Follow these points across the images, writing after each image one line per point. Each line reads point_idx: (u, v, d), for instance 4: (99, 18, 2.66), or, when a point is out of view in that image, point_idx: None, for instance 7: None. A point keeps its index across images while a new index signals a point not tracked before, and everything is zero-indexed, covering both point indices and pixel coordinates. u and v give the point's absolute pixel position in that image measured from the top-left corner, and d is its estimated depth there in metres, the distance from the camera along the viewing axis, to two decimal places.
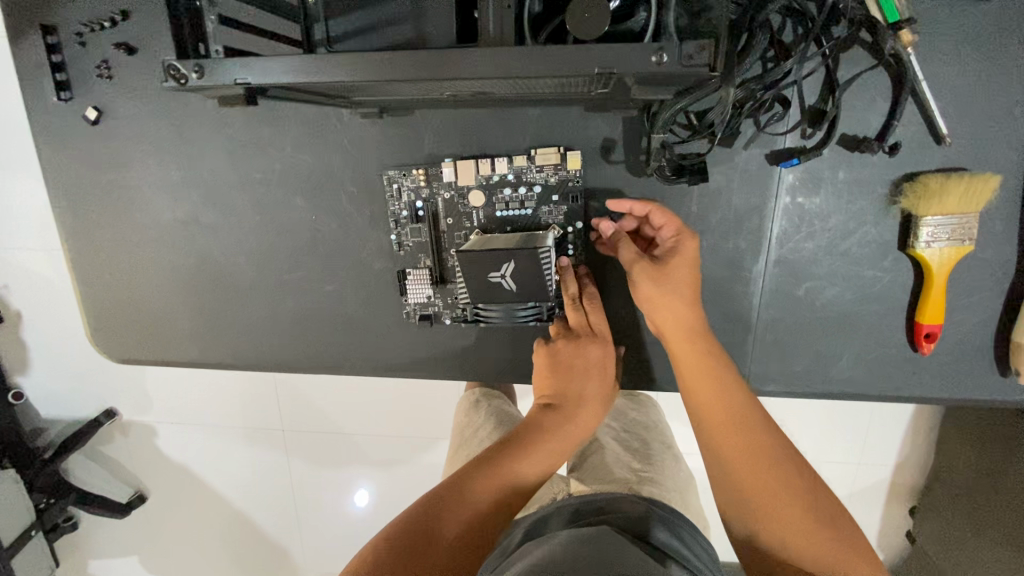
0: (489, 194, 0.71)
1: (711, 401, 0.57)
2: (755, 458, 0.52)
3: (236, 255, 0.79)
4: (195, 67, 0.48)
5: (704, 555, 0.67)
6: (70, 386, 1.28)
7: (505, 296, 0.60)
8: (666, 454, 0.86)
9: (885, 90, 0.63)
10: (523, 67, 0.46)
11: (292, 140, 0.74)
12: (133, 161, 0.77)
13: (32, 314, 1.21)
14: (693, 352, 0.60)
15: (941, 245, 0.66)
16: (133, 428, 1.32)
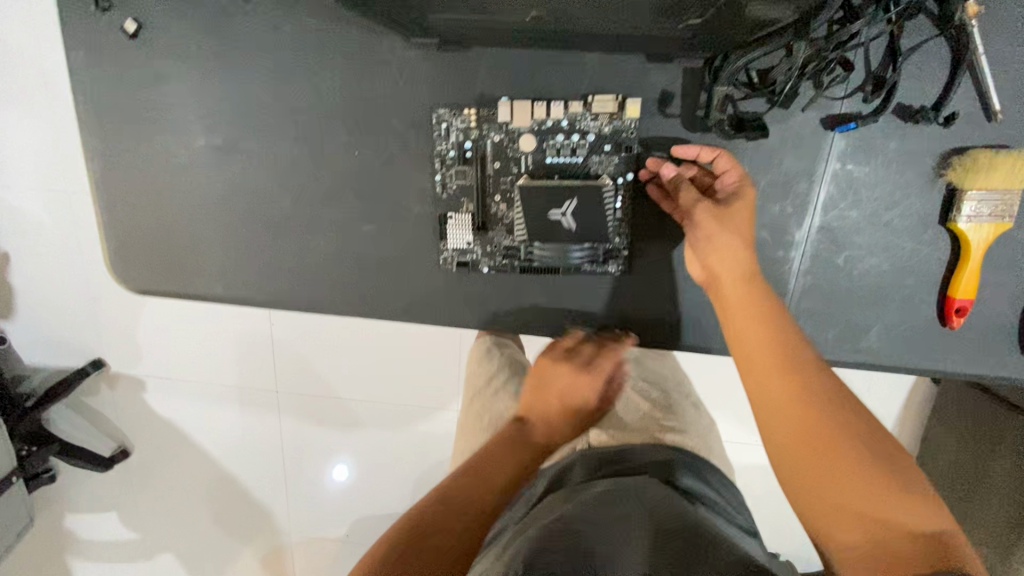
0: (540, 139, 0.70)
1: (759, 343, 0.58)
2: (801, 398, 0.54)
3: (270, 187, 0.77)
4: None
5: (731, 501, 0.68)
6: (60, 331, 1.22)
7: (564, 233, 0.70)
8: (687, 405, 0.83)
9: (945, 62, 0.64)
10: None
11: (340, 70, 0.72)
12: (171, 80, 0.75)
13: (24, 251, 1.15)
14: (742, 296, 0.61)
15: (982, 220, 0.68)
16: (121, 380, 1.27)
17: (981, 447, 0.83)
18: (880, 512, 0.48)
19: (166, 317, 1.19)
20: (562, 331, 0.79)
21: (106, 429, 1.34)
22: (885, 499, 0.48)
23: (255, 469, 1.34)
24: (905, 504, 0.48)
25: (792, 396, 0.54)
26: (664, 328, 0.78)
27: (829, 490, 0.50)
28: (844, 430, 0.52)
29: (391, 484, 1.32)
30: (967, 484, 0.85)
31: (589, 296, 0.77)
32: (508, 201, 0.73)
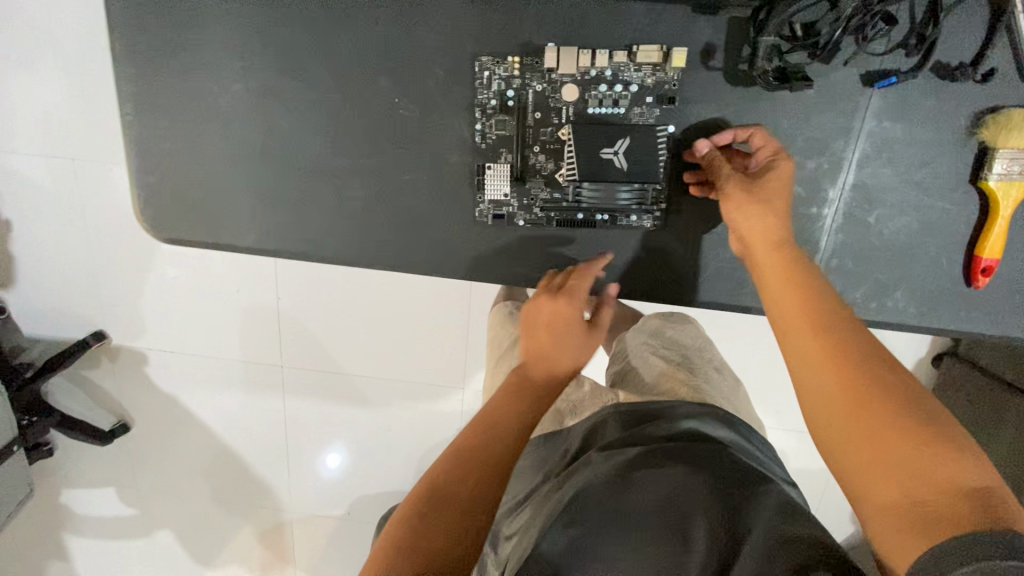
0: (583, 89, 0.71)
1: (788, 300, 0.55)
2: (828, 350, 0.50)
3: (306, 135, 0.77)
4: None
5: (766, 455, 0.67)
6: (66, 296, 1.20)
7: (614, 175, 0.72)
8: (710, 368, 0.82)
9: (983, 19, 0.65)
10: None
11: (381, 16, 0.72)
12: (208, 24, 0.74)
13: (33, 211, 1.13)
14: (774, 256, 0.59)
15: (1013, 178, 0.69)
16: (123, 352, 1.25)
17: (983, 413, 0.86)
18: (924, 464, 0.43)
19: (180, 280, 1.18)
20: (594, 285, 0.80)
21: (105, 403, 1.32)
22: (930, 451, 0.43)
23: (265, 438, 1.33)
24: (945, 462, 0.42)
25: (819, 350, 0.51)
26: (696, 284, 0.79)
27: (854, 447, 0.46)
28: (874, 382, 0.47)
29: (404, 456, 1.31)
30: None
31: (623, 251, 0.78)
32: (548, 151, 0.73)
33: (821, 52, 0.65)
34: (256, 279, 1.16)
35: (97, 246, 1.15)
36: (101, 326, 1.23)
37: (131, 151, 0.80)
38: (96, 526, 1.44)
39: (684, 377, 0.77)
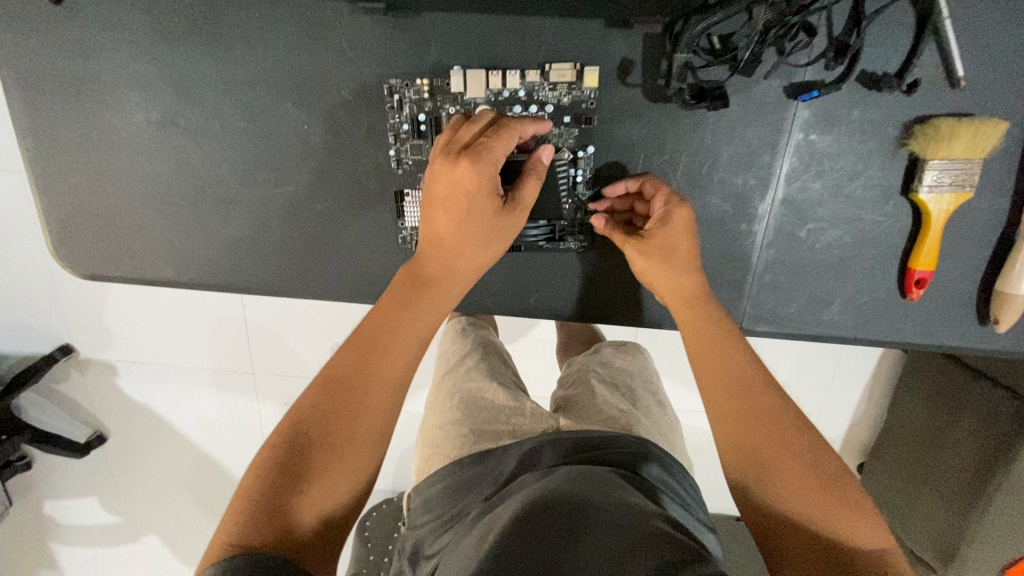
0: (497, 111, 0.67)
1: (710, 359, 0.60)
2: (750, 421, 0.55)
3: (217, 165, 0.74)
4: None
5: (690, 494, 0.69)
6: (13, 321, 1.17)
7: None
8: (652, 402, 0.84)
9: (908, 26, 0.62)
10: None
11: (282, 37, 0.68)
12: (102, 51, 0.70)
13: None
14: (694, 320, 0.62)
15: (944, 190, 0.67)
16: (92, 364, 1.23)
17: (943, 410, 0.90)
18: (820, 511, 0.50)
19: (126, 301, 1.15)
20: (525, 309, 0.78)
21: (79, 414, 1.30)
22: (827, 500, 0.50)
23: (228, 454, 1.32)
24: (847, 517, 0.50)
25: (745, 423, 0.55)
26: (628, 304, 0.77)
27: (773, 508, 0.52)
28: (781, 444, 0.53)
29: None
30: (930, 444, 0.92)
31: (553, 272, 0.76)
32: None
33: (739, 68, 0.62)
34: (201, 300, 1.14)
35: (33, 273, 1.12)
36: (68, 340, 1.20)
37: (38, 187, 0.76)
38: (68, 544, 1.44)
39: (625, 411, 0.78)
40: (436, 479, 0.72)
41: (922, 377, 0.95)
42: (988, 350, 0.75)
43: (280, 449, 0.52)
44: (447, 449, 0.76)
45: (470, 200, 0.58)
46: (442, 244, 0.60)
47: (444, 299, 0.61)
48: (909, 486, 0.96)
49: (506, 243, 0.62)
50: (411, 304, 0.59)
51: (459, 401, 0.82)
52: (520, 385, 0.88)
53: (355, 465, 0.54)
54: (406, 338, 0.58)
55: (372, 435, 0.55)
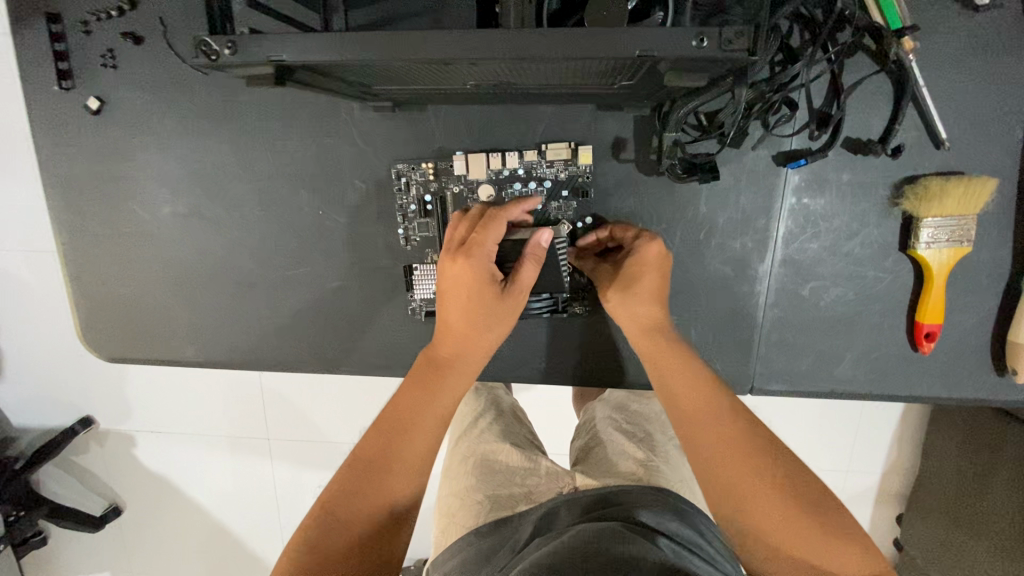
0: (498, 189, 0.71)
1: (681, 387, 0.60)
2: (727, 456, 0.55)
3: (238, 249, 0.78)
4: (227, 43, 0.43)
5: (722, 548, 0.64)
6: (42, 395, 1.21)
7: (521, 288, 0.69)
8: (671, 447, 0.81)
9: (886, 95, 0.65)
10: (547, 51, 0.42)
11: (300, 134, 0.73)
12: (134, 151, 0.76)
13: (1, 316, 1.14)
14: (659, 352, 0.63)
15: (942, 246, 0.68)
16: (112, 437, 1.25)
17: (981, 455, 0.85)
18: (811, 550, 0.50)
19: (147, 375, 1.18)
20: (536, 375, 0.79)
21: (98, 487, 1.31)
22: (808, 533, 0.50)
23: (242, 524, 1.30)
24: (830, 542, 0.50)
25: (721, 446, 0.55)
26: (637, 367, 0.77)
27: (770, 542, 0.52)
28: (764, 473, 0.53)
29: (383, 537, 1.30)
30: (972, 495, 0.86)
31: (561, 337, 0.77)
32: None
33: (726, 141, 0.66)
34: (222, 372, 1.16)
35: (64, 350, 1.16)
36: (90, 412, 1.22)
37: (71, 275, 0.81)
38: None
39: (643, 459, 0.75)
40: (452, 554, 0.69)
41: (958, 420, 0.91)
42: (1009, 401, 0.74)
43: (308, 533, 0.53)
44: (464, 517, 0.73)
45: (470, 288, 0.62)
46: (451, 324, 0.63)
47: (462, 377, 0.62)
48: (953, 542, 0.89)
49: (511, 322, 0.64)
50: (430, 382, 0.61)
51: (472, 464, 0.80)
52: (534, 443, 0.86)
53: (380, 544, 0.54)
54: (425, 417, 0.59)
55: (395, 515, 0.56)
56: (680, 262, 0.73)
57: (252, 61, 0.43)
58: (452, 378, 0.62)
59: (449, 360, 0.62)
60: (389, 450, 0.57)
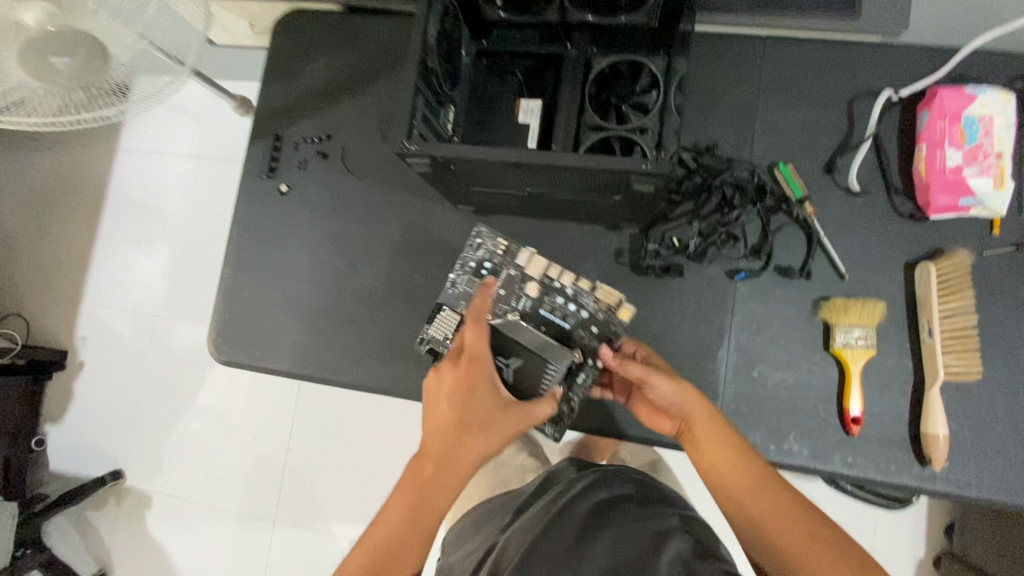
0: (545, 292, 0.92)
1: (731, 468, 0.77)
2: (747, 499, 0.75)
3: (344, 293, 1.10)
4: (413, 142, 0.77)
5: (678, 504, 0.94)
6: (103, 423, 1.95)
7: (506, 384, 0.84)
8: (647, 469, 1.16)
9: (801, 240, 0.97)
10: (564, 163, 0.76)
11: (408, 221, 1.09)
12: (295, 220, 1.12)
13: (92, 364, 1.97)
14: (712, 435, 0.80)
15: (856, 345, 0.91)
16: (133, 491, 1.91)
17: None
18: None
19: None
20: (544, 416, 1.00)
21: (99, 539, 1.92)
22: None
23: None
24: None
25: (768, 514, 0.73)
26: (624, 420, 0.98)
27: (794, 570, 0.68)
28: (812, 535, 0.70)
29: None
30: None
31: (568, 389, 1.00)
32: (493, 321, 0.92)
33: (691, 255, 0.98)
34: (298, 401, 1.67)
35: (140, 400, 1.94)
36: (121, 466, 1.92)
37: (222, 296, 1.13)
38: None
39: None
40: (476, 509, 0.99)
41: None
42: (932, 490, 0.89)
43: None
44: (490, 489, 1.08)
45: (464, 400, 0.77)
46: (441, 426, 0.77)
47: (455, 476, 0.76)
48: None
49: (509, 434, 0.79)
50: (430, 479, 0.75)
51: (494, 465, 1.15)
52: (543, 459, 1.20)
53: None
54: (421, 513, 0.74)
55: None
56: (659, 340, 0.99)
57: (424, 152, 0.77)
58: (446, 476, 0.75)
59: (451, 461, 0.76)
60: (393, 530, 0.73)
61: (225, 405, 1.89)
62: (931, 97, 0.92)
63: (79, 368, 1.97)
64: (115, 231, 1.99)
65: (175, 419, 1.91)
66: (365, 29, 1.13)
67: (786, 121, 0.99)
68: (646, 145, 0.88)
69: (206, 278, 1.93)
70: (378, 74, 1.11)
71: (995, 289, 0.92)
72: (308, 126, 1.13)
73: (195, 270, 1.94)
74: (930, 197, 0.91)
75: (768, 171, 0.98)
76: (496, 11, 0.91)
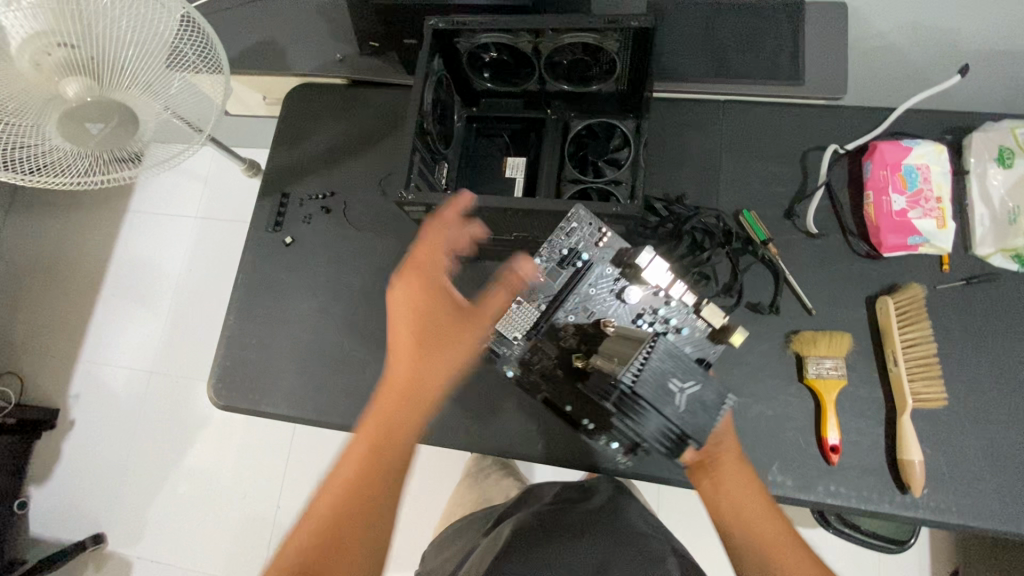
0: (643, 302, 0.90)
1: (756, 514, 0.75)
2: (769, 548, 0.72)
3: (342, 337, 1.15)
4: (411, 192, 0.87)
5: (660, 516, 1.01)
6: (88, 483, 1.91)
7: (669, 410, 0.73)
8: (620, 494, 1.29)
9: (768, 278, 1.04)
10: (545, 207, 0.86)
11: (404, 269, 1.16)
12: (298, 269, 1.20)
13: (83, 421, 1.96)
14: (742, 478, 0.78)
15: (828, 375, 0.96)
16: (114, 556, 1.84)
17: None
18: None
19: None
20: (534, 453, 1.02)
21: None
22: None
23: None
24: None
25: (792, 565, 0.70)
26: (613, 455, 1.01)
27: None
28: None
29: None
30: None
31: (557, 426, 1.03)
32: (580, 325, 0.91)
33: None
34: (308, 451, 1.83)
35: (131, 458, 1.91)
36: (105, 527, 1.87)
37: (224, 343, 1.18)
38: None
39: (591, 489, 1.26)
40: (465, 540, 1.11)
41: None
42: (913, 517, 0.92)
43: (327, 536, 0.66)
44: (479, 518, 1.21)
45: (440, 346, 0.79)
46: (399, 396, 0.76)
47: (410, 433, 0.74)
48: None
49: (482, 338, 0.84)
50: (378, 439, 0.73)
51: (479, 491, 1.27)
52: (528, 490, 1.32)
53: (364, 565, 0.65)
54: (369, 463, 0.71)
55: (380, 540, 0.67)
56: None
57: (420, 200, 0.87)
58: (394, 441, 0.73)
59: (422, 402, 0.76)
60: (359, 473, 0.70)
61: (216, 461, 1.87)
62: (872, 150, 1.03)
63: (69, 427, 1.96)
64: (119, 289, 2.05)
65: (165, 476, 1.88)
66: (368, 99, 1.25)
67: (748, 173, 1.09)
68: (620, 195, 0.98)
69: (205, 332, 1.97)
70: (379, 138, 1.23)
71: (951, 320, 0.99)
72: (313, 184, 1.23)
73: (195, 325, 1.98)
74: (881, 237, 0.99)
75: (734, 218, 1.08)
76: (484, 83, 1.03)
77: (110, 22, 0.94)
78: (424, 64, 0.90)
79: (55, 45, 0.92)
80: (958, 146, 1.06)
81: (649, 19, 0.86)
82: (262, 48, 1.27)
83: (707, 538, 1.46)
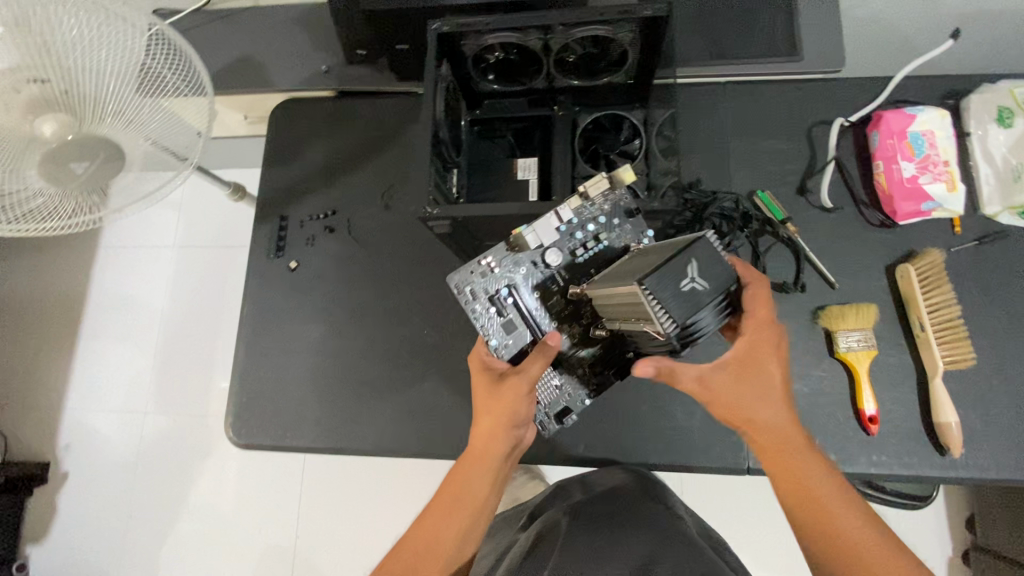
0: (564, 245, 0.86)
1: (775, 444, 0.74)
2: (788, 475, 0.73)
3: (362, 359, 1.11)
4: (434, 205, 0.84)
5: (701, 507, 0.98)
6: (90, 535, 1.82)
7: (707, 299, 0.64)
8: None
9: (789, 256, 1.04)
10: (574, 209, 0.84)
11: (418, 282, 1.13)
12: (307, 293, 1.15)
13: (77, 471, 1.86)
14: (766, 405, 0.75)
15: (858, 347, 0.97)
16: None
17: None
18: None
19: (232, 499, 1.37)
20: (576, 456, 1.02)
21: None
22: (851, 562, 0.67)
23: None
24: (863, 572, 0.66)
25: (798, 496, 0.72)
26: (658, 450, 1.01)
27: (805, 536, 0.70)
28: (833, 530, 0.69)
29: None
30: None
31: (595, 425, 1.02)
32: (561, 317, 0.87)
33: None
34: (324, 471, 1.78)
35: (135, 504, 1.83)
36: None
37: (236, 378, 1.12)
38: None
39: None
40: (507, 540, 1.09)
41: None
42: (954, 477, 0.94)
43: None
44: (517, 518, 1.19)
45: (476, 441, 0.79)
46: (433, 508, 0.77)
47: (466, 514, 0.75)
48: None
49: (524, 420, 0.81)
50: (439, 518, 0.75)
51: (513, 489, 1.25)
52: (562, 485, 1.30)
53: None
54: (431, 546, 0.73)
55: None
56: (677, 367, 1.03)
57: (445, 213, 0.84)
58: (460, 530, 0.75)
59: (480, 502, 0.77)
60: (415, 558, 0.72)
61: (227, 497, 1.80)
62: (878, 120, 1.04)
63: (64, 479, 1.86)
64: (102, 331, 1.95)
65: (173, 521, 1.81)
66: (361, 110, 1.20)
67: (756, 153, 1.09)
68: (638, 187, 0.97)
69: (199, 364, 1.89)
70: (376, 150, 1.18)
71: (969, 280, 1.01)
72: (313, 203, 1.18)
73: (187, 357, 1.89)
74: (896, 205, 1.00)
75: (749, 198, 1.07)
76: (488, 84, 1.00)
77: (85, 51, 0.88)
78: (432, 70, 0.87)
79: (29, 81, 0.86)
80: (957, 109, 1.07)
81: (664, 7, 0.84)
82: (243, 66, 1.21)
83: (739, 516, 1.48)
